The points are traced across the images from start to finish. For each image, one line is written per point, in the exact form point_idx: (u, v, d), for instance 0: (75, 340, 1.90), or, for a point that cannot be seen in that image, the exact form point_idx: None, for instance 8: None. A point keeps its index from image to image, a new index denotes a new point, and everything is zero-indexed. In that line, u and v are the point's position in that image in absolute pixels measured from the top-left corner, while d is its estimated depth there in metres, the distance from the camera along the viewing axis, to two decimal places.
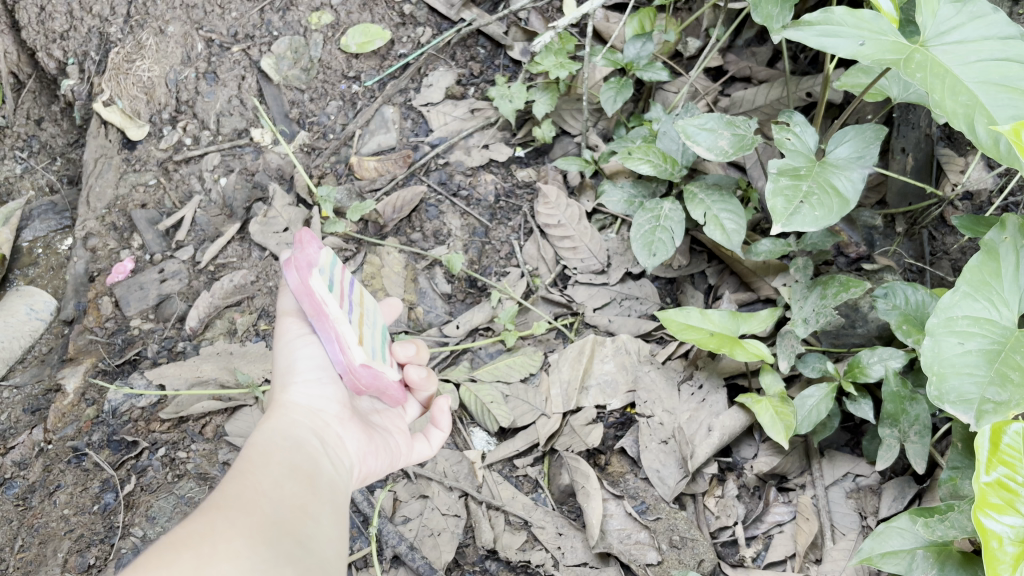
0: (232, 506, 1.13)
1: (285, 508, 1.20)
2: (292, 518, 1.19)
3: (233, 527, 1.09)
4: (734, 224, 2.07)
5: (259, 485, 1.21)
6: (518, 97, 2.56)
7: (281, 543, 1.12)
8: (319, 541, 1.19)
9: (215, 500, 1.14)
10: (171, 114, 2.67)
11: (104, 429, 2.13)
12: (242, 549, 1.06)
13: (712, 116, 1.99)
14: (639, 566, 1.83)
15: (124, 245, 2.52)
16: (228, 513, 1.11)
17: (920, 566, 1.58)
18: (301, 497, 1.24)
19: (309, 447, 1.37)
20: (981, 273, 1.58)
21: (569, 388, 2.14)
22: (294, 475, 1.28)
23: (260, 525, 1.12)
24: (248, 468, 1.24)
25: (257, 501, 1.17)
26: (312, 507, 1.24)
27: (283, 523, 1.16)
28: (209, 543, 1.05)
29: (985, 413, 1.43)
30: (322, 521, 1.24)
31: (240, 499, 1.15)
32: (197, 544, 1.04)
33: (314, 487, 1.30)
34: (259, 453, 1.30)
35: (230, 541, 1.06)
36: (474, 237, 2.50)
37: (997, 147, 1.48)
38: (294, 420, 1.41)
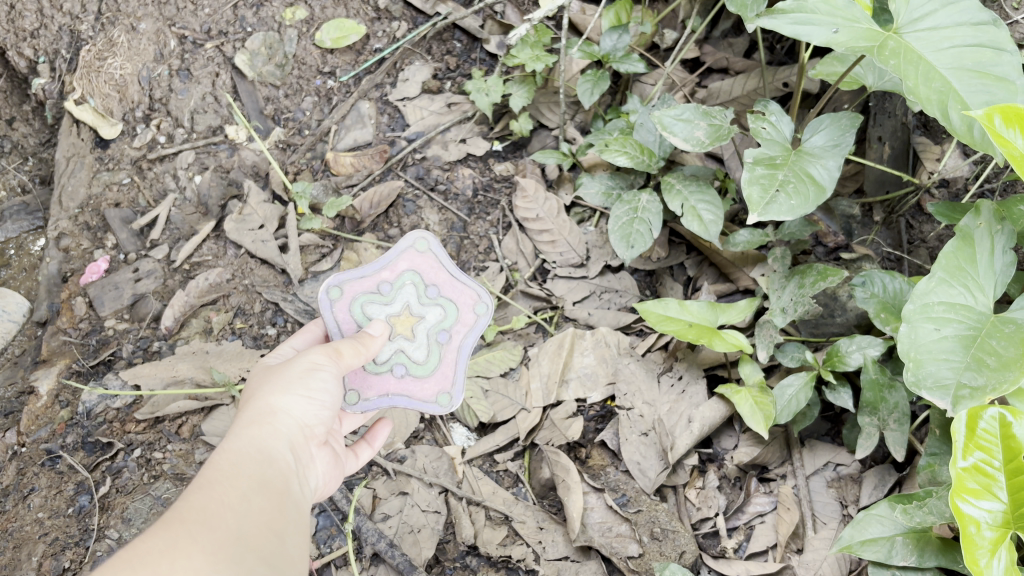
0: (196, 519, 1.13)
1: (251, 525, 1.19)
2: (258, 535, 1.18)
3: (193, 543, 1.09)
4: (711, 215, 2.06)
5: (228, 498, 1.19)
6: (494, 91, 2.55)
7: (242, 561, 1.13)
8: (281, 563, 1.19)
9: (180, 512, 1.13)
10: (145, 112, 2.64)
11: (79, 431, 2.10)
12: (199, 569, 1.07)
13: (688, 106, 1.98)
14: (620, 559, 1.82)
15: (98, 245, 2.49)
16: (191, 526, 1.11)
17: (899, 553, 1.59)
18: (268, 516, 1.23)
19: (281, 461, 1.35)
20: (957, 258, 1.57)
21: (549, 382, 2.13)
22: (266, 490, 1.27)
23: (222, 543, 1.12)
24: (219, 478, 1.22)
25: (223, 516, 1.16)
26: (280, 526, 1.23)
27: (246, 543, 1.16)
28: (167, 560, 1.05)
29: (961, 399, 1.42)
30: (286, 540, 1.24)
31: (204, 514, 1.14)
32: (156, 561, 1.05)
33: (282, 503, 1.28)
34: (231, 463, 1.26)
35: (189, 559, 1.07)
36: (452, 232, 2.49)
37: (971, 133, 1.48)
38: (277, 429, 1.38)
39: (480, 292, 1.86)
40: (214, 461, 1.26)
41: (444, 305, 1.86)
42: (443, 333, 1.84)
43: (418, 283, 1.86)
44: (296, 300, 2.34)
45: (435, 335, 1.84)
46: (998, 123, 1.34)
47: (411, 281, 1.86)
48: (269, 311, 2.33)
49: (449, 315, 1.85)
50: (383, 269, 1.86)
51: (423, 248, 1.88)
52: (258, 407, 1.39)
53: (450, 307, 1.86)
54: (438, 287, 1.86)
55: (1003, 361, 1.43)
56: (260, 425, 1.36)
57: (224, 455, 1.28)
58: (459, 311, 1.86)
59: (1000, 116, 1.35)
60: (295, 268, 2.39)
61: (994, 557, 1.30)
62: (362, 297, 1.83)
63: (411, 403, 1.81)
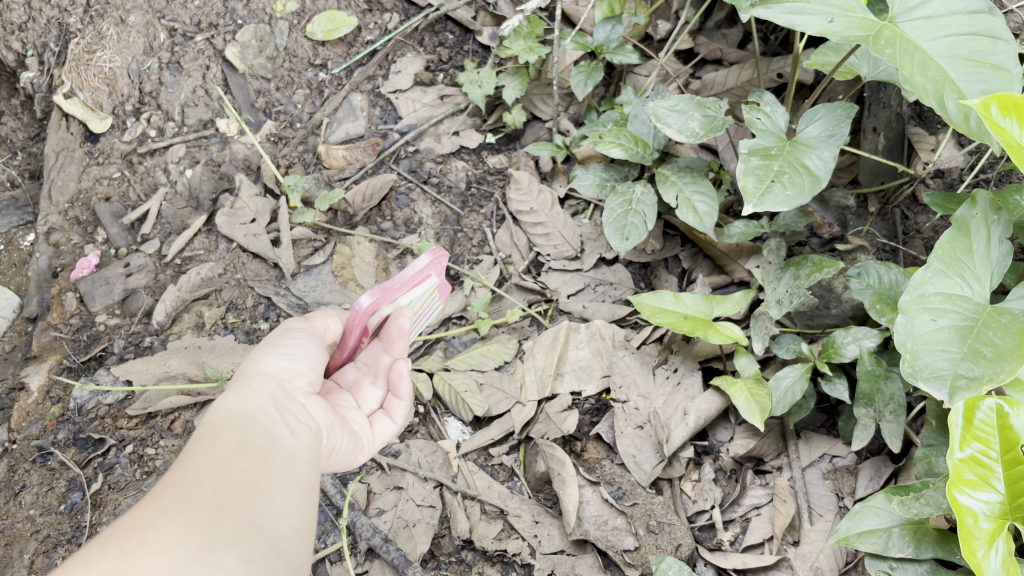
0: (171, 493, 1.07)
1: (232, 487, 1.12)
2: (238, 496, 1.11)
3: (167, 517, 1.03)
4: (706, 206, 2.05)
5: (205, 465, 1.13)
6: (487, 82, 2.53)
7: (222, 523, 1.05)
8: (268, 518, 1.11)
9: (156, 489, 1.08)
10: (135, 105, 2.61)
11: (70, 428, 2.08)
12: (173, 539, 1.00)
13: (682, 97, 1.96)
14: (616, 552, 1.81)
15: (88, 240, 2.47)
16: (165, 500, 1.05)
17: (896, 544, 1.58)
18: (248, 473, 1.16)
19: (263, 422, 1.29)
20: (952, 249, 1.57)
21: (544, 375, 2.12)
22: (247, 450, 1.21)
23: (198, 509, 1.05)
24: (195, 449, 1.17)
25: (201, 484, 1.10)
26: (263, 483, 1.16)
27: (224, 505, 1.08)
28: (137, 538, 0.99)
29: (958, 389, 1.42)
30: (273, 496, 1.15)
31: (182, 485, 1.08)
32: (126, 541, 0.99)
33: (268, 463, 1.21)
34: (209, 427, 1.23)
35: (162, 531, 1.00)
36: (445, 225, 2.47)
37: (967, 123, 1.47)
38: (255, 389, 1.35)
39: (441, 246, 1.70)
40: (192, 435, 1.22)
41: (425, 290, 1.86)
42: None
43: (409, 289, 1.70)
44: (289, 295, 2.33)
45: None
46: (994, 111, 1.33)
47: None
48: (261, 305, 2.31)
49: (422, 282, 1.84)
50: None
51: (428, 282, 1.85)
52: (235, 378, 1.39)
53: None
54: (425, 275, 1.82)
55: (1000, 352, 1.42)
56: (235, 394, 1.32)
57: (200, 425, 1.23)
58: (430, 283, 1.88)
59: (997, 104, 1.34)
60: (288, 262, 2.37)
61: (992, 549, 1.30)
62: None
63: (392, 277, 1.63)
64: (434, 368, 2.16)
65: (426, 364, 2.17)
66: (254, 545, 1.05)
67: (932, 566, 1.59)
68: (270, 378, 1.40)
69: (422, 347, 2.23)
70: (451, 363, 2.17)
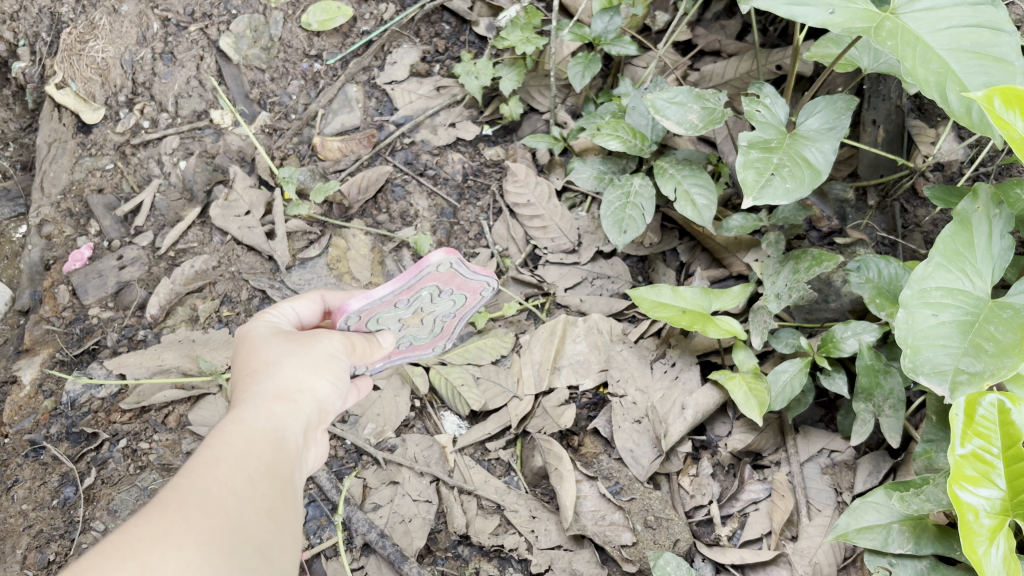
0: (194, 503, 1.00)
1: (253, 510, 1.05)
2: (258, 524, 1.04)
3: (188, 531, 0.96)
4: (705, 199, 2.03)
5: (229, 481, 1.06)
6: (484, 74, 2.51)
7: (240, 553, 0.99)
8: (278, 556, 1.05)
9: (178, 492, 1.00)
10: (128, 96, 2.59)
11: (63, 422, 2.07)
12: (192, 560, 0.93)
13: (681, 89, 1.94)
14: (614, 547, 1.81)
15: (81, 232, 2.44)
16: (189, 511, 0.98)
17: (895, 540, 1.57)
18: (272, 501, 1.09)
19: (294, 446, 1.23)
20: (954, 243, 1.55)
21: (542, 369, 2.10)
22: (274, 472, 1.14)
23: (219, 532, 0.99)
24: (219, 458, 1.09)
25: (223, 502, 1.03)
26: (282, 515, 1.10)
27: (244, 531, 1.02)
28: (158, 550, 0.92)
29: (959, 384, 1.40)
30: (287, 532, 1.09)
31: (205, 496, 1.01)
32: (145, 549, 0.91)
33: (290, 491, 1.15)
34: (242, 437, 1.16)
35: (182, 549, 0.93)
36: (441, 217, 2.45)
37: (969, 115, 1.46)
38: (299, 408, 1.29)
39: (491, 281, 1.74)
40: (218, 437, 1.14)
41: (458, 297, 1.76)
42: (449, 315, 1.83)
43: (433, 291, 1.69)
44: (284, 287, 2.30)
45: (441, 318, 1.81)
46: (998, 104, 1.31)
47: (428, 293, 1.67)
48: (256, 298, 2.29)
49: (459, 304, 1.78)
50: (402, 290, 1.61)
51: (444, 271, 1.63)
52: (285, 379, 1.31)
53: (461, 298, 1.77)
54: (453, 289, 1.71)
55: (1001, 347, 1.41)
56: (273, 403, 1.25)
57: (232, 429, 1.16)
58: (467, 295, 1.76)
59: (1000, 97, 1.32)
60: (282, 255, 2.35)
61: (992, 545, 1.29)
62: (380, 315, 1.64)
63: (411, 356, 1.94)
64: (430, 362, 2.14)
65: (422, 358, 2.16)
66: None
67: (931, 563, 1.58)
68: (312, 400, 1.33)
69: None
70: (447, 357, 2.15)
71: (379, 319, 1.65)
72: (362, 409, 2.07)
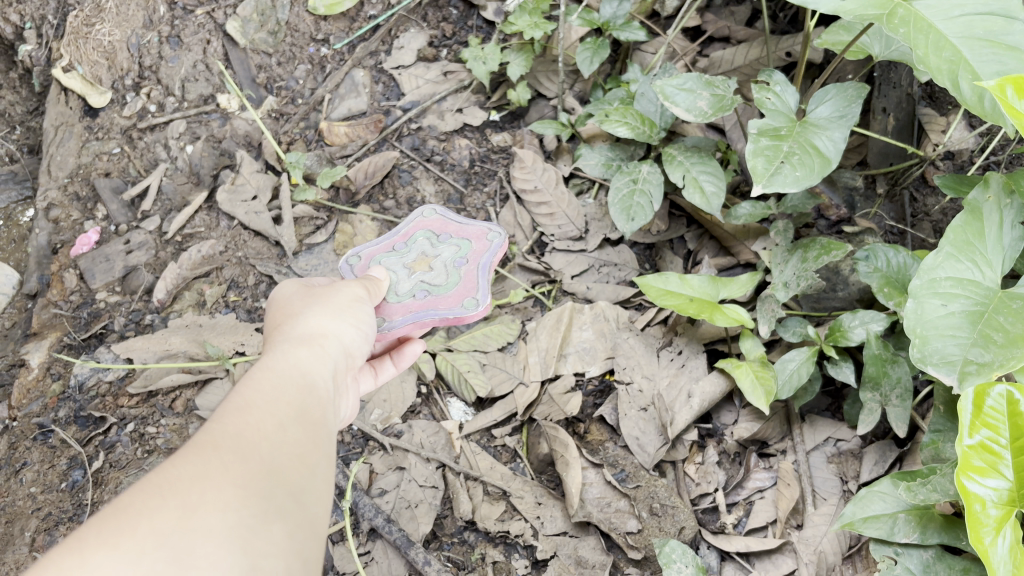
0: (229, 447, 0.99)
1: (284, 454, 1.05)
2: (290, 469, 1.03)
3: (224, 473, 0.95)
4: (713, 186, 2.02)
5: (262, 425, 1.06)
6: (492, 59, 2.50)
7: (273, 497, 0.97)
8: (314, 498, 1.04)
9: (214, 436, 1.00)
10: (134, 79, 2.58)
11: (71, 405, 2.07)
12: (230, 500, 0.92)
13: (690, 76, 1.93)
14: (619, 534, 1.81)
15: (88, 216, 2.44)
16: (224, 454, 0.98)
17: (901, 530, 1.57)
18: (303, 445, 1.09)
19: (321, 389, 1.23)
20: (964, 233, 1.54)
21: (548, 356, 2.10)
22: (302, 416, 1.14)
23: (254, 473, 0.98)
24: (252, 403, 1.10)
25: (256, 446, 1.02)
26: (313, 458, 1.09)
27: (277, 474, 1.01)
28: (196, 490, 0.91)
29: (968, 375, 1.39)
30: (320, 475, 1.08)
31: (237, 441, 1.01)
32: (185, 490, 0.91)
33: (321, 435, 1.15)
34: (269, 384, 1.15)
35: (219, 489, 0.93)
36: (448, 203, 2.45)
37: (982, 104, 1.44)
38: (322, 354, 1.30)
39: (486, 224, 1.99)
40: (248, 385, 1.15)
41: (457, 246, 1.95)
42: (459, 260, 1.91)
43: (430, 239, 1.97)
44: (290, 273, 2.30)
45: (453, 264, 1.90)
46: (1010, 93, 1.30)
47: (424, 237, 1.97)
48: (263, 284, 2.29)
49: (464, 249, 1.94)
50: (395, 236, 1.97)
51: (430, 216, 2.03)
52: (307, 328, 1.34)
53: (463, 244, 1.95)
54: (450, 235, 1.99)
55: (1010, 338, 1.40)
56: (297, 350, 1.27)
57: (260, 376, 1.16)
58: (469, 245, 1.95)
59: (1012, 86, 1.31)
60: (289, 240, 2.35)
61: (999, 536, 1.29)
62: (380, 257, 1.90)
63: (439, 314, 1.77)
64: (437, 348, 2.14)
65: (429, 344, 2.16)
66: (301, 529, 0.97)
67: (937, 552, 1.58)
68: (336, 344, 1.36)
69: None
70: (454, 344, 2.15)
71: (389, 261, 1.89)
72: (368, 395, 2.08)
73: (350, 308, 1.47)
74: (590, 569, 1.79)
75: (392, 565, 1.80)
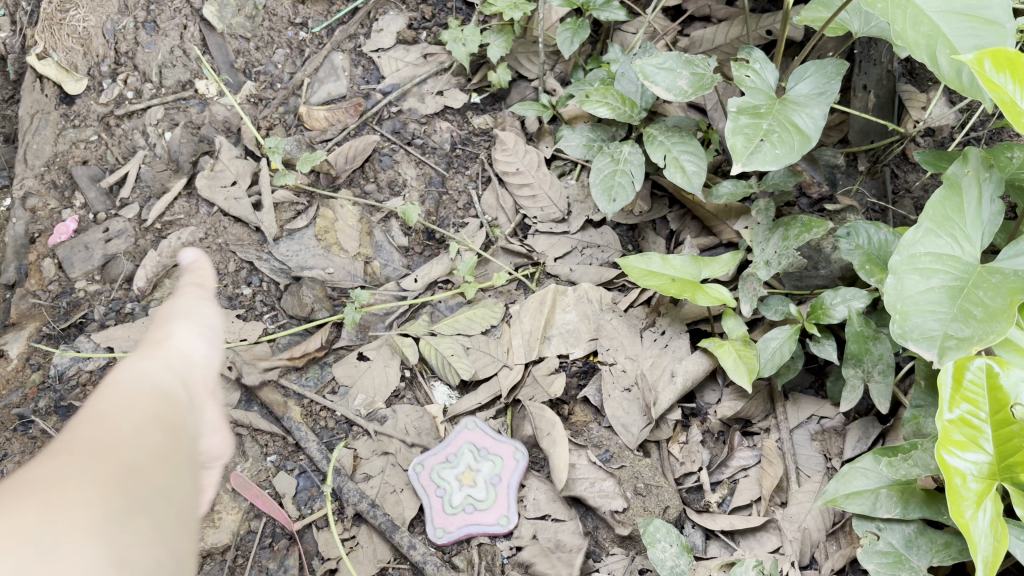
0: (101, 445, 0.75)
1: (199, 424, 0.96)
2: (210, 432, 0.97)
3: (120, 460, 0.75)
4: (694, 166, 2.01)
5: (124, 427, 0.79)
6: (471, 40, 2.47)
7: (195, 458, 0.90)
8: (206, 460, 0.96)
9: (77, 439, 0.75)
10: (111, 66, 2.54)
11: (51, 396, 2.06)
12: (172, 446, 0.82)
13: (670, 55, 1.92)
14: (604, 514, 1.82)
15: (66, 205, 2.39)
16: (98, 453, 0.74)
17: (883, 505, 1.58)
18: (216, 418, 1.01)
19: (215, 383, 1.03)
20: (943, 208, 1.54)
21: (532, 338, 2.09)
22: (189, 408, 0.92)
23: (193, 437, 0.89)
24: (106, 410, 0.80)
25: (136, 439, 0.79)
26: (218, 428, 1.02)
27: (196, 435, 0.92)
28: (72, 486, 0.69)
29: (948, 350, 1.39)
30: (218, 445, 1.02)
31: (103, 449, 0.74)
32: (74, 466, 0.71)
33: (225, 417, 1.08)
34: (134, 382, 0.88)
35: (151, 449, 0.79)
36: (430, 187, 2.44)
37: (959, 79, 1.45)
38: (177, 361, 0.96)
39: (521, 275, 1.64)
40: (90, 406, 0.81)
41: (494, 459, 1.91)
42: None
43: None
44: (272, 259, 2.29)
45: (490, 480, 1.88)
46: (988, 67, 1.30)
47: None
48: (244, 270, 2.26)
49: None
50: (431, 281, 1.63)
51: None
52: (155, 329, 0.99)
53: None
54: None
55: (990, 312, 1.39)
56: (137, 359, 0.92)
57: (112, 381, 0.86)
58: (503, 459, 1.91)
59: (990, 60, 1.30)
60: (270, 226, 2.33)
61: (980, 509, 1.29)
62: None
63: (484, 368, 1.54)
64: (420, 333, 2.14)
65: (413, 329, 2.15)
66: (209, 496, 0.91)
67: (919, 527, 1.58)
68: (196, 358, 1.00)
69: (409, 312, 2.23)
70: (438, 328, 2.15)
71: (439, 474, 1.89)
72: (352, 380, 2.08)
73: (188, 306, 1.05)
74: (568, 552, 1.80)
75: (377, 550, 1.80)
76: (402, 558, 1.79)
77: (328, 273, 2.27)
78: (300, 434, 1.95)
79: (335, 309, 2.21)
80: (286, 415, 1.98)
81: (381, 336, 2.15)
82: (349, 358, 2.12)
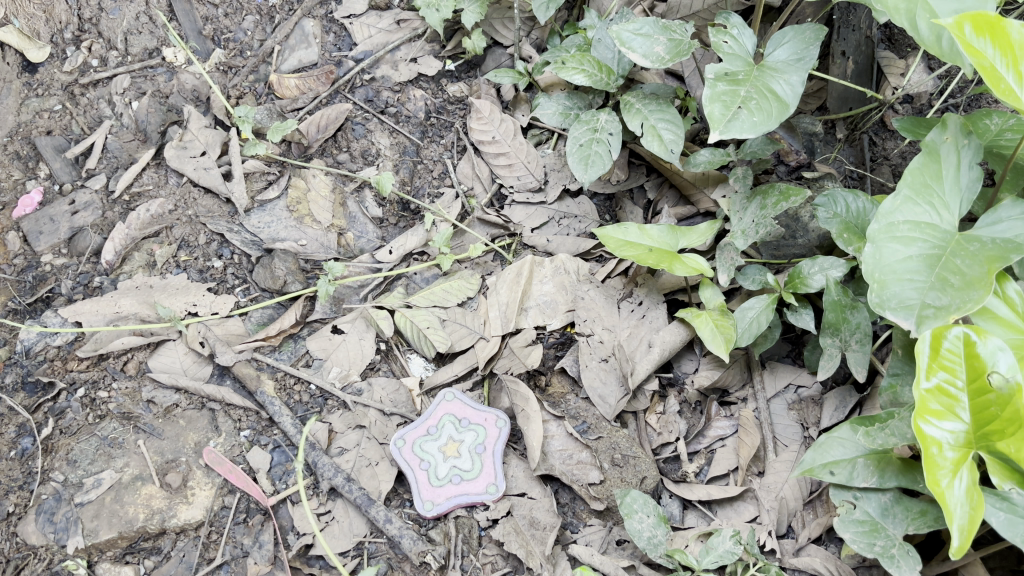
0: None
1: None
2: None
3: None
4: (671, 134, 1.99)
5: None
6: (445, 6, 2.40)
7: None
8: None
9: None
10: (74, 33, 2.45)
11: (18, 371, 1.98)
12: None
13: (647, 20, 1.88)
14: (581, 486, 1.81)
15: (30, 175, 2.28)
16: None
17: (860, 475, 1.58)
18: None
19: None
20: (922, 174, 1.52)
21: (508, 310, 2.07)
22: None
23: None
24: None
25: None
26: None
27: None
28: None
29: (925, 319, 1.37)
30: None
31: None
32: None
33: None
34: None
35: None
36: (404, 156, 2.42)
37: (939, 44, 1.43)
38: None
39: None
40: None
41: (477, 429, 1.90)
42: None
43: None
44: (243, 231, 2.24)
45: (474, 450, 1.87)
46: (968, 31, 1.26)
47: None
48: (214, 243, 2.22)
49: None
50: None
51: None
52: None
53: None
54: None
55: (967, 280, 1.38)
56: None
57: None
58: (485, 428, 1.90)
59: (970, 23, 1.27)
60: (240, 197, 2.27)
61: (955, 478, 1.29)
62: None
63: None
64: (395, 305, 2.11)
65: (387, 301, 2.12)
66: None
67: (895, 496, 1.59)
68: None
69: (383, 285, 2.21)
70: (413, 300, 2.12)
71: (421, 447, 1.86)
72: (326, 353, 2.05)
73: None
74: (541, 530, 1.77)
75: (353, 524, 1.79)
76: (378, 532, 1.77)
77: (300, 245, 2.23)
78: (273, 409, 1.92)
79: (307, 282, 2.19)
80: (260, 390, 1.94)
81: (355, 309, 2.13)
82: (323, 331, 2.09)
